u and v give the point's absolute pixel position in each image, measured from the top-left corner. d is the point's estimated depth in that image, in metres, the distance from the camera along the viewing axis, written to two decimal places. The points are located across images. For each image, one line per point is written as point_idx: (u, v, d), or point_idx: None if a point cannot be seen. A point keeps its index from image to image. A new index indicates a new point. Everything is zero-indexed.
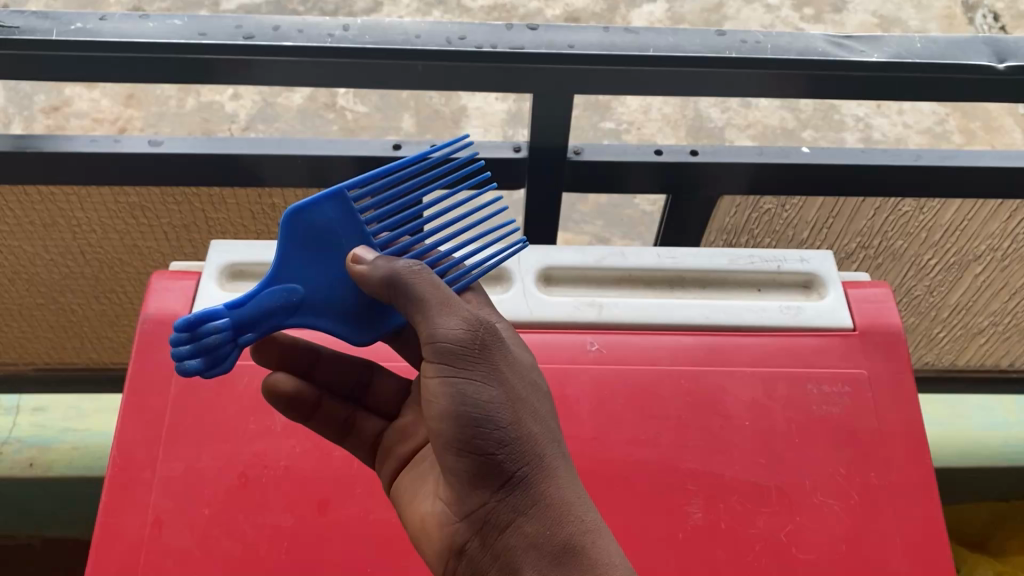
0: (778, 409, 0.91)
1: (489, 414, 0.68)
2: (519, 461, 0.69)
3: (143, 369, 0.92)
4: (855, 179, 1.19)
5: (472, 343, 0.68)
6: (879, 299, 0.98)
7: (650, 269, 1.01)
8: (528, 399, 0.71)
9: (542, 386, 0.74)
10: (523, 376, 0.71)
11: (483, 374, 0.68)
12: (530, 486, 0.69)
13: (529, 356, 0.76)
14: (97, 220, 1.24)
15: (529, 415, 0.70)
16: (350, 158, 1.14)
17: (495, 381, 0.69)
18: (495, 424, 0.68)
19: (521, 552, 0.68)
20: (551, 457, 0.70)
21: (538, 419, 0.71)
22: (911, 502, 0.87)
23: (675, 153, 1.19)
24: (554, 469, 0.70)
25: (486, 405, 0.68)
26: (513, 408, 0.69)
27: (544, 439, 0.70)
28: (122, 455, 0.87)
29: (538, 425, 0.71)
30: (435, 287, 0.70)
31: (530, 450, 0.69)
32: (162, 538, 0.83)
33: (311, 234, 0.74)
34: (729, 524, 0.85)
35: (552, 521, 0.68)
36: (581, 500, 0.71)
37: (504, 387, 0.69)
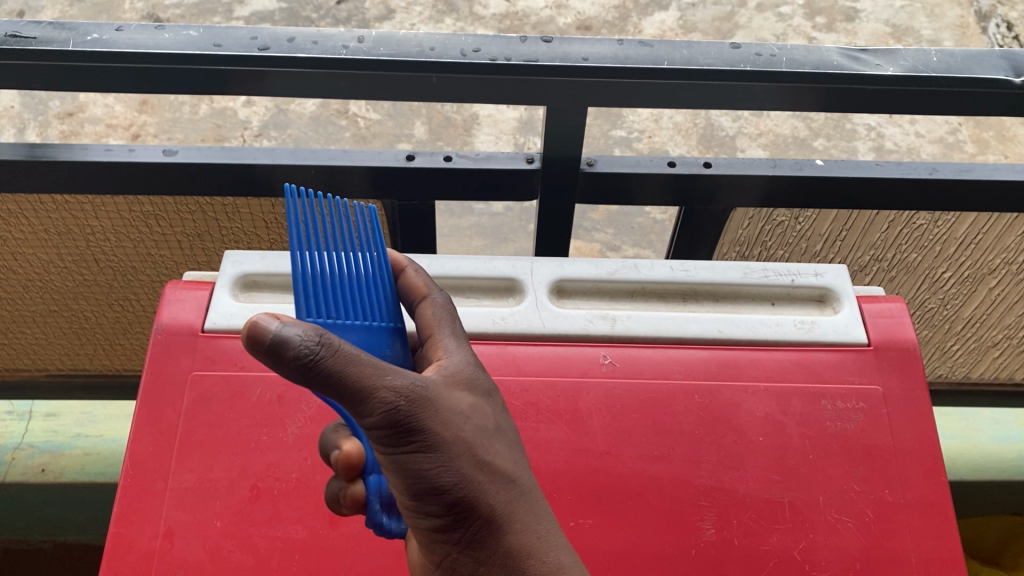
0: (792, 425, 0.91)
1: (431, 480, 0.61)
2: (471, 517, 0.63)
3: (156, 380, 0.92)
4: (870, 193, 1.19)
5: (396, 418, 0.59)
6: (894, 314, 0.97)
7: (664, 282, 1.01)
8: (473, 447, 0.63)
9: (492, 422, 0.66)
10: (464, 424, 0.63)
11: (417, 445, 0.60)
12: (486, 538, 0.63)
13: (478, 393, 0.67)
14: (112, 227, 1.25)
15: (478, 466, 0.63)
16: (363, 169, 1.14)
17: (431, 446, 0.61)
18: (440, 488, 0.61)
19: None
20: (507, 502, 0.63)
21: (488, 466, 0.63)
22: (927, 519, 0.87)
23: (688, 166, 1.19)
24: (513, 513, 0.63)
25: (426, 471, 0.61)
26: (456, 467, 0.61)
27: (496, 485, 0.63)
28: (135, 466, 0.87)
29: (488, 473, 0.63)
30: (350, 360, 0.57)
31: (481, 505, 0.62)
32: (174, 549, 0.84)
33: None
34: (742, 541, 0.84)
35: (513, 570, 0.63)
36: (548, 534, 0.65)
37: (441, 449, 0.61)
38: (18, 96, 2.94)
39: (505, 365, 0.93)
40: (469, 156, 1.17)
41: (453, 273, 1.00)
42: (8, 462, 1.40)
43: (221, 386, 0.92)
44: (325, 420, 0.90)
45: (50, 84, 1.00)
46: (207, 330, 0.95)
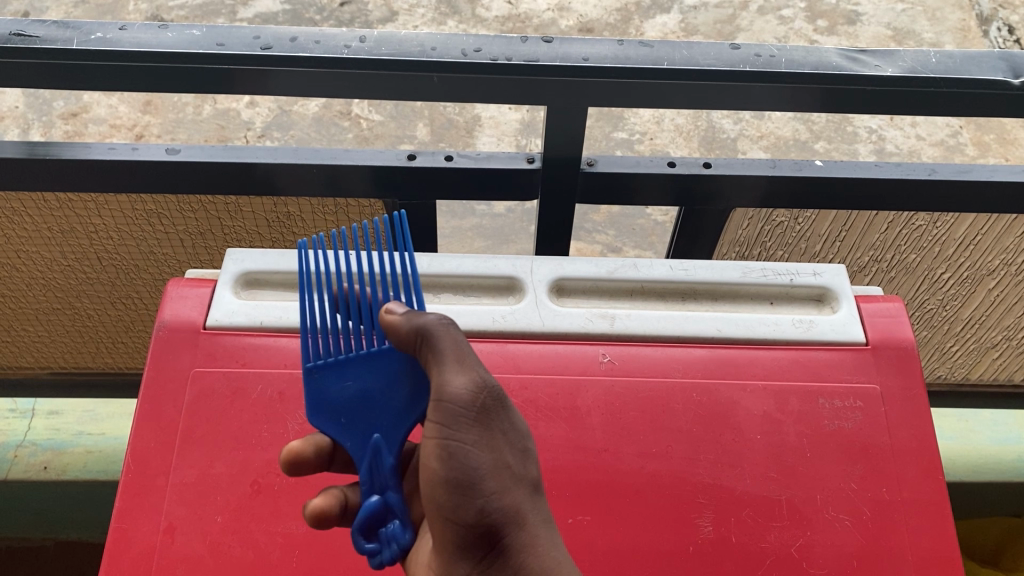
0: (789, 423, 0.91)
1: (475, 479, 0.67)
2: (498, 529, 0.67)
3: (158, 377, 0.92)
4: (869, 193, 1.19)
5: (469, 407, 0.67)
6: (892, 313, 0.98)
7: (663, 281, 1.01)
8: (519, 469, 0.69)
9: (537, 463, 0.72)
10: (517, 446, 0.70)
11: (474, 439, 0.67)
12: (507, 554, 0.67)
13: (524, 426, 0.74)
14: (114, 226, 1.25)
15: (514, 482, 0.68)
16: (365, 168, 1.15)
17: (486, 447, 0.67)
18: (480, 490, 0.67)
19: None
20: (532, 523, 0.68)
21: (523, 485, 0.69)
22: (924, 518, 0.87)
23: (688, 166, 1.19)
24: (537, 536, 0.68)
25: (474, 469, 0.67)
26: (499, 477, 0.68)
27: (531, 509, 0.69)
28: (137, 462, 0.88)
29: (524, 497, 0.69)
30: (455, 344, 0.68)
31: (512, 520, 0.67)
32: (174, 544, 0.84)
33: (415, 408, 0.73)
34: (740, 538, 0.85)
35: None
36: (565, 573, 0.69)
37: (493, 452, 0.68)
38: (22, 96, 2.95)
39: (505, 363, 0.94)
40: (469, 156, 1.18)
41: (453, 272, 1.01)
42: (10, 460, 1.40)
43: (223, 382, 0.92)
44: None
45: (54, 82, 1.01)
46: (208, 327, 0.96)
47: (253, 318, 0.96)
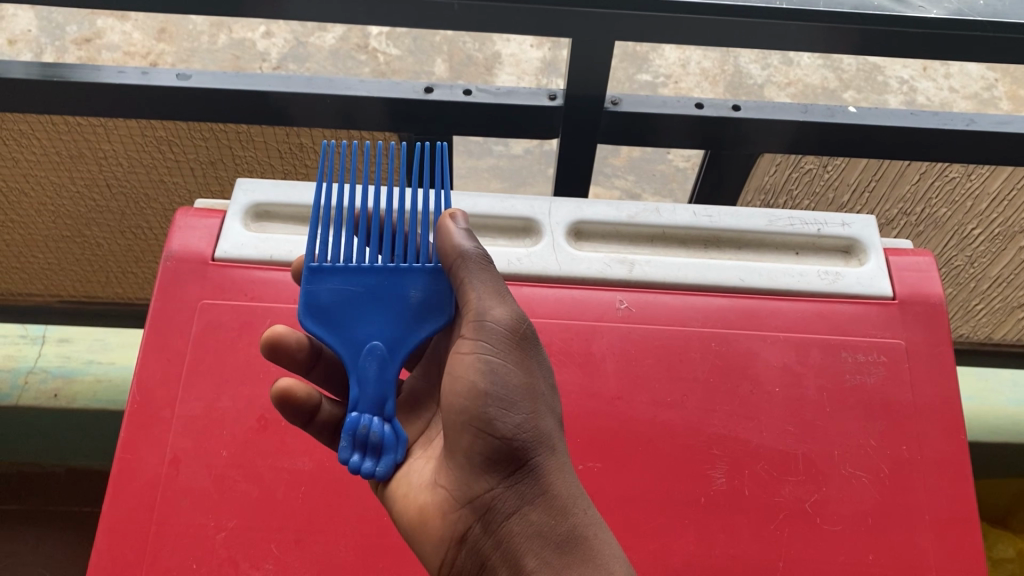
0: (810, 376, 0.89)
1: (512, 397, 0.69)
2: (532, 450, 0.68)
3: (164, 307, 0.91)
4: (903, 143, 1.15)
5: (512, 333, 0.71)
6: (921, 268, 0.95)
7: (685, 227, 0.98)
8: (548, 401, 0.71)
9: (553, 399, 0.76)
10: (545, 379, 0.73)
11: (514, 361, 0.71)
12: (540, 475, 0.68)
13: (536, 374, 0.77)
14: (124, 152, 1.22)
15: (545, 412, 0.70)
16: (381, 100, 1.11)
17: (523, 371, 0.71)
18: (517, 409, 0.69)
19: (524, 537, 0.67)
20: (559, 452, 0.69)
21: (552, 417, 0.71)
22: (943, 477, 0.85)
23: (717, 108, 1.14)
24: (563, 466, 0.69)
25: (511, 388, 0.69)
26: (533, 401, 0.70)
27: (557, 437, 0.70)
28: (142, 393, 0.87)
29: (553, 424, 0.71)
30: (495, 276, 0.74)
31: (546, 442, 0.69)
32: (179, 477, 0.83)
33: (331, 318, 0.73)
34: (753, 491, 0.83)
35: (560, 512, 0.67)
36: (583, 499, 0.70)
37: (527, 377, 0.71)
38: None
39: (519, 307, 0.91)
40: (489, 90, 1.14)
41: (470, 211, 0.98)
42: (21, 386, 1.40)
43: (230, 315, 0.90)
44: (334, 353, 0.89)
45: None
46: (217, 259, 0.93)
47: (262, 252, 0.94)
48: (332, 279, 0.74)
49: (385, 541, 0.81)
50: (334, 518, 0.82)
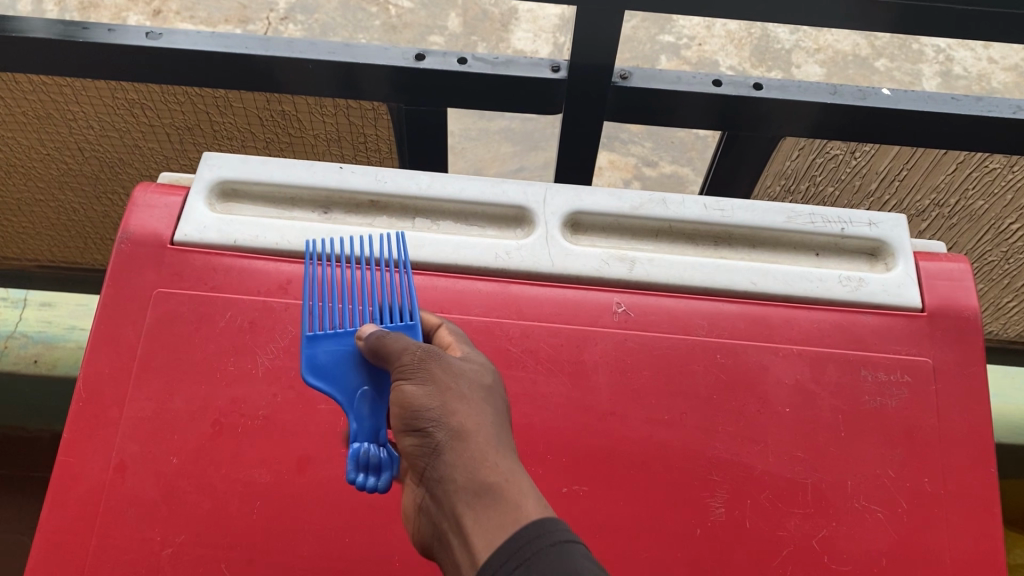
0: (824, 396, 0.80)
1: (416, 408, 0.58)
2: (444, 442, 0.56)
3: (117, 295, 0.83)
4: (940, 130, 1.04)
5: (411, 357, 0.60)
6: (954, 277, 0.85)
7: (693, 221, 0.89)
8: (465, 388, 0.58)
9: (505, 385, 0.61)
10: (466, 371, 0.60)
11: (416, 374, 0.59)
12: (452, 460, 0.55)
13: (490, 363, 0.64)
14: (95, 115, 1.14)
15: (455, 389, 0.58)
16: (367, 67, 1.02)
17: (427, 378, 0.59)
18: (422, 414, 0.57)
19: (459, 534, 0.53)
20: (469, 417, 0.56)
21: (473, 400, 0.58)
22: (967, 516, 0.76)
23: (736, 85, 1.04)
24: (481, 436, 0.55)
25: (413, 401, 0.58)
26: (441, 396, 0.57)
27: (476, 415, 0.56)
28: (89, 389, 0.79)
29: (471, 406, 0.57)
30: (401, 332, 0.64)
31: (457, 427, 0.56)
32: (124, 484, 0.76)
33: (325, 371, 0.68)
34: (755, 523, 0.75)
35: (477, 492, 0.53)
36: (517, 467, 0.54)
37: (433, 379, 0.59)
38: None
39: (506, 307, 0.83)
40: (486, 59, 1.04)
41: (457, 197, 0.89)
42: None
43: (188, 306, 0.82)
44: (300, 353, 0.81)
45: None
46: (176, 242, 0.85)
47: (226, 236, 0.86)
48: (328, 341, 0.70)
49: (346, 565, 0.74)
50: (291, 538, 0.74)
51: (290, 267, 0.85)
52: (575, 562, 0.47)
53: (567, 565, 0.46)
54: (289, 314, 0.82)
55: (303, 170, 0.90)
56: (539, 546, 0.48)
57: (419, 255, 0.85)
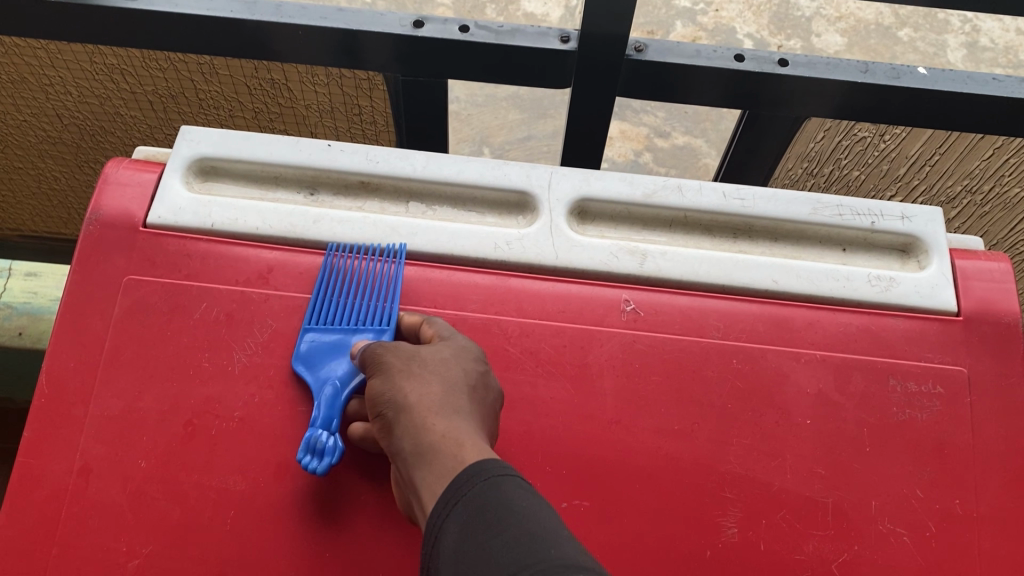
0: (848, 407, 0.74)
1: (374, 395, 0.63)
2: (395, 418, 0.60)
3: (84, 281, 0.76)
4: (981, 111, 0.96)
5: (372, 355, 0.66)
6: (994, 278, 0.79)
7: (711, 211, 0.82)
8: (414, 368, 0.63)
9: (467, 361, 0.65)
10: (422, 354, 0.64)
11: (375, 366, 0.64)
12: (402, 432, 0.59)
13: (458, 343, 0.67)
14: (72, 80, 1.06)
15: (406, 371, 0.63)
16: (360, 34, 0.94)
17: (383, 368, 0.64)
18: (377, 398, 0.62)
19: (415, 499, 0.57)
20: (414, 391, 0.60)
21: (422, 376, 0.62)
22: (1001, 541, 0.70)
23: (759, 61, 0.96)
24: (425, 406, 0.59)
25: (373, 390, 0.63)
26: (392, 380, 0.62)
27: (423, 388, 0.61)
28: (50, 384, 0.73)
29: (421, 381, 0.62)
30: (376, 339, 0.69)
31: (404, 403, 0.60)
32: (86, 489, 0.69)
33: (310, 360, 0.73)
34: (770, 546, 0.68)
35: (421, 454, 0.57)
36: (462, 428, 0.58)
37: (389, 366, 0.64)
38: None
39: (504, 303, 0.76)
40: (490, 27, 0.96)
41: (454, 179, 0.82)
42: None
43: (160, 295, 0.76)
44: (280, 349, 0.75)
45: None
46: (149, 225, 0.79)
47: (203, 218, 0.79)
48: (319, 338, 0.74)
49: None
50: (263, 551, 0.68)
51: (272, 255, 0.78)
52: (509, 494, 0.51)
53: (504, 500, 0.50)
54: (270, 306, 0.76)
55: (287, 146, 0.83)
56: (476, 484, 0.52)
57: (413, 244, 0.79)
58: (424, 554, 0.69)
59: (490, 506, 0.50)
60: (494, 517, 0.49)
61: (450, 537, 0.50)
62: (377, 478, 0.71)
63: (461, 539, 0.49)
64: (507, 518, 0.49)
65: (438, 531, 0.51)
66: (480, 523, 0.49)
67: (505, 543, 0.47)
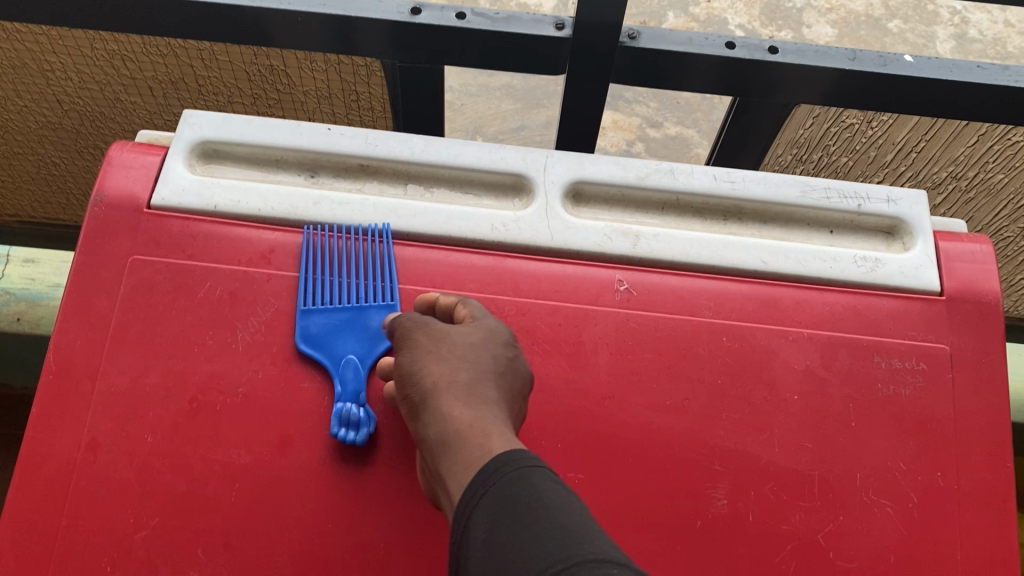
0: (835, 383, 0.76)
1: (404, 376, 0.63)
2: (423, 403, 0.61)
3: (89, 261, 0.78)
4: (966, 98, 0.98)
5: (405, 334, 0.66)
6: (976, 259, 0.81)
7: (702, 194, 0.84)
8: (443, 351, 0.63)
9: (496, 346, 0.65)
10: (452, 336, 0.64)
11: (405, 348, 0.65)
12: (429, 417, 0.60)
13: (489, 325, 0.67)
14: (73, 66, 1.08)
15: (435, 354, 0.63)
16: (359, 21, 0.96)
17: (413, 350, 0.64)
18: (407, 380, 0.63)
19: (439, 483, 0.58)
20: (441, 375, 0.61)
21: (450, 360, 0.62)
22: (979, 512, 0.72)
23: (750, 49, 0.98)
24: (452, 390, 0.60)
25: (402, 371, 0.64)
26: (421, 362, 0.63)
27: (451, 371, 0.61)
28: (58, 360, 0.74)
29: (450, 364, 0.62)
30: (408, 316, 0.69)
31: (432, 386, 0.61)
32: (94, 463, 0.71)
33: (317, 340, 0.75)
34: (759, 516, 0.71)
35: (446, 439, 0.57)
36: (488, 414, 0.58)
37: (418, 348, 0.64)
38: None
39: (501, 283, 0.78)
40: (486, 15, 0.97)
41: (451, 163, 0.84)
42: None
43: (165, 275, 0.78)
44: (283, 327, 0.76)
45: None
46: (153, 206, 0.80)
47: (206, 200, 0.81)
48: (323, 317, 0.76)
49: (326, 553, 0.69)
50: (267, 522, 0.70)
51: (274, 236, 0.80)
52: (539, 485, 0.49)
53: (535, 491, 0.49)
54: (272, 285, 0.78)
55: (288, 130, 0.85)
56: (506, 473, 0.51)
57: (413, 226, 0.81)
58: (424, 526, 0.71)
59: (519, 498, 0.48)
60: (523, 509, 0.48)
61: (479, 528, 0.49)
62: (378, 453, 0.73)
63: (490, 530, 0.48)
64: (536, 510, 0.47)
65: (468, 521, 0.50)
66: (509, 514, 0.48)
67: (533, 537, 0.46)
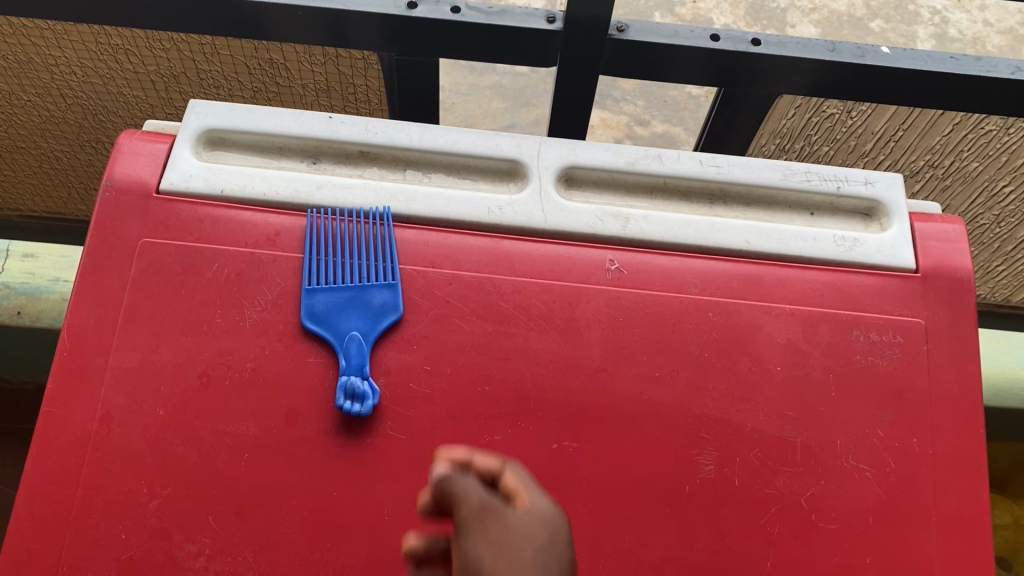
0: (816, 355, 0.80)
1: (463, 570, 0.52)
2: None
3: (101, 244, 0.81)
4: (940, 89, 1.03)
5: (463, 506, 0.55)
6: (949, 238, 0.85)
7: (689, 178, 0.88)
8: (511, 538, 0.53)
9: (562, 532, 0.55)
10: (520, 517, 0.54)
11: (466, 527, 0.54)
12: None
13: (554, 514, 0.56)
14: (77, 61, 1.11)
15: (505, 539, 0.53)
16: (356, 14, 0.99)
17: (474, 532, 0.53)
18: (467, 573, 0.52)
19: None
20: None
21: (522, 555, 0.51)
22: (952, 476, 0.76)
23: (734, 41, 1.02)
24: None
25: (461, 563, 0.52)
26: (486, 557, 0.51)
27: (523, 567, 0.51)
28: (72, 339, 0.77)
29: (520, 563, 0.51)
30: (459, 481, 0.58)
31: None
32: (109, 436, 0.74)
33: (322, 317, 0.78)
34: (744, 481, 0.75)
35: None
36: None
37: (481, 531, 0.53)
38: None
39: (498, 263, 0.82)
40: (480, 9, 1.01)
41: (449, 149, 0.88)
42: None
43: (174, 256, 0.81)
44: (288, 306, 0.79)
45: None
46: (162, 191, 0.83)
47: (213, 185, 0.84)
48: (325, 296, 0.79)
49: (332, 519, 0.72)
50: (276, 490, 0.73)
51: (279, 220, 0.83)
52: None
53: None
54: (278, 266, 0.81)
55: (291, 118, 0.88)
56: None
57: (412, 209, 0.84)
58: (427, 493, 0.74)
59: None
60: None
61: None
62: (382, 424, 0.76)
63: None
64: None
65: None
66: None
67: None
